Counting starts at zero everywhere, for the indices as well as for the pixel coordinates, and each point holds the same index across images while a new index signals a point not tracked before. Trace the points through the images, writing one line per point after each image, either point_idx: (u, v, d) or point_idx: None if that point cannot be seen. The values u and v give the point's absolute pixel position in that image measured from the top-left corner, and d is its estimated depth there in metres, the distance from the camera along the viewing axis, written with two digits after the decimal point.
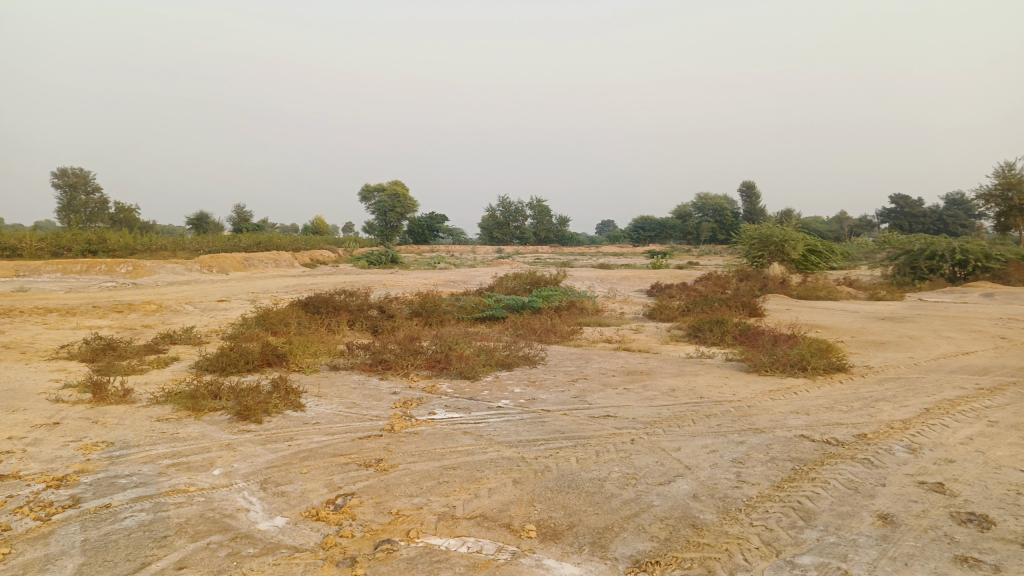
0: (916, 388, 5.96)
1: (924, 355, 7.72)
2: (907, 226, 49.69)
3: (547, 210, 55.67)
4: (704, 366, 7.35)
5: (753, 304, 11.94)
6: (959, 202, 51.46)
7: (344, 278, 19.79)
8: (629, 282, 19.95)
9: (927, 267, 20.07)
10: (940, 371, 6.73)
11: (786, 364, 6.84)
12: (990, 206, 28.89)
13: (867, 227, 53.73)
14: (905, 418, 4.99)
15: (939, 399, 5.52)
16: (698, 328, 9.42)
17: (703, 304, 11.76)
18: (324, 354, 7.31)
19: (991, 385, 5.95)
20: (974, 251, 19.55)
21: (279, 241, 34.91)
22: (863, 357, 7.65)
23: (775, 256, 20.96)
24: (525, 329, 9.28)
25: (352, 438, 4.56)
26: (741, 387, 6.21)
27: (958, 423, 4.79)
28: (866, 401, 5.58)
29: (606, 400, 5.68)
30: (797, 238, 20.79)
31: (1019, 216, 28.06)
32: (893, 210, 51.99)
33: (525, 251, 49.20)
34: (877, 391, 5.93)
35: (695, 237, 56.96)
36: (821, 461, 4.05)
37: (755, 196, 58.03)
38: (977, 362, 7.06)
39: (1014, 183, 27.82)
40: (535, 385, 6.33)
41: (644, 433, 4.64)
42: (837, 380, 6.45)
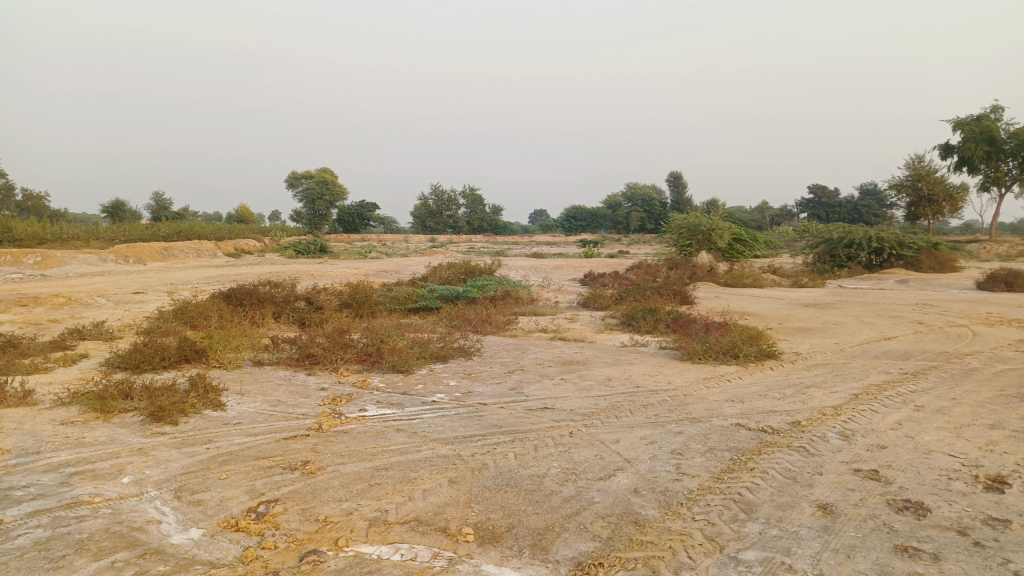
0: (843, 374, 6.08)
1: (849, 340, 7.93)
2: (825, 216, 51.75)
3: (480, 198, 55.43)
4: (639, 355, 7.34)
5: (684, 292, 12.08)
6: (873, 193, 53.87)
7: (270, 269, 19.13)
8: (562, 270, 19.99)
9: (845, 255, 20.87)
10: (865, 356, 6.90)
11: (719, 352, 6.89)
12: (901, 196, 30.30)
13: (787, 217, 55.67)
14: (835, 404, 5.07)
15: (866, 385, 5.63)
16: (632, 317, 9.44)
17: (635, 292, 11.83)
18: (247, 349, 6.95)
19: (914, 370, 6.13)
20: (888, 239, 20.42)
21: (202, 230, 33.55)
22: (791, 344, 7.80)
23: (703, 245, 21.38)
24: (458, 319, 9.09)
25: (276, 439, 4.29)
26: (676, 376, 6.20)
27: (886, 409, 4.88)
28: (797, 387, 5.65)
29: (542, 392, 5.57)
30: (724, 227, 21.26)
31: (928, 206, 29.54)
32: (812, 200, 54.03)
33: (458, 240, 48.86)
34: (807, 377, 6.02)
35: (625, 226, 57.83)
36: (758, 451, 4.04)
37: (683, 185, 59.27)
38: (898, 347, 7.28)
39: (923, 175, 29.24)
40: (470, 377, 6.16)
41: (582, 425, 4.54)
42: (769, 367, 6.53)
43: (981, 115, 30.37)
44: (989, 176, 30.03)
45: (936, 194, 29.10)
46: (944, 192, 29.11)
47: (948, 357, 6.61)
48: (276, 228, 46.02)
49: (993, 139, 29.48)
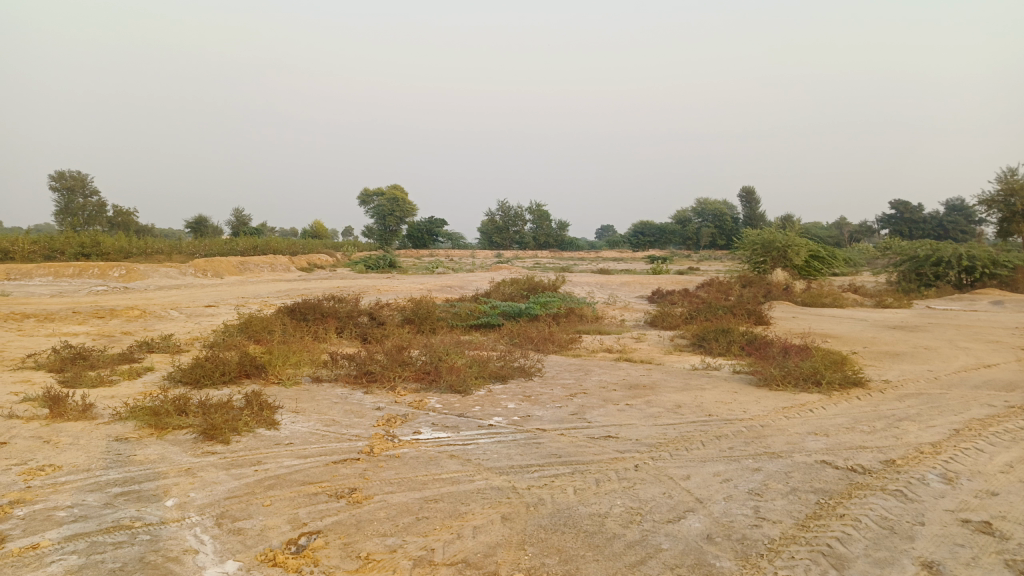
0: (941, 406, 5.51)
1: (943, 367, 7.28)
2: (907, 233, 49.40)
3: (547, 214, 55.29)
4: (710, 379, 6.91)
5: (758, 311, 11.49)
6: (960, 209, 51.07)
7: (338, 283, 19.37)
8: (629, 287, 19.51)
9: (932, 273, 19.65)
10: (964, 386, 6.28)
11: (799, 378, 6.41)
12: (991, 212, 28.48)
13: (867, 233, 53.37)
14: (933, 440, 4.55)
15: (968, 419, 5.07)
16: (702, 338, 8.98)
17: (706, 311, 11.32)
18: (306, 364, 6.87)
19: (1022, 403, 5.51)
20: (981, 257, 19.11)
21: (276, 245, 34.47)
22: (878, 370, 7.21)
23: (777, 262, 20.53)
24: (520, 337, 8.84)
25: (325, 462, 4.12)
26: (752, 403, 5.76)
27: (994, 448, 4.34)
28: (888, 420, 5.14)
29: (606, 418, 5.23)
30: (800, 243, 20.37)
31: (1022, 223, 27.68)
32: (894, 217, 51.68)
33: (525, 255, 48.82)
34: (899, 409, 5.49)
35: (694, 243, 56.60)
36: (848, 494, 3.61)
37: (755, 201, 57.65)
38: (1001, 377, 6.61)
39: (1018, 189, 27.44)
40: (530, 400, 5.88)
41: (649, 457, 4.20)
42: (854, 396, 6.01)
43: None
44: None
45: None
46: None
47: None
48: (347, 243, 47.00)
49: None
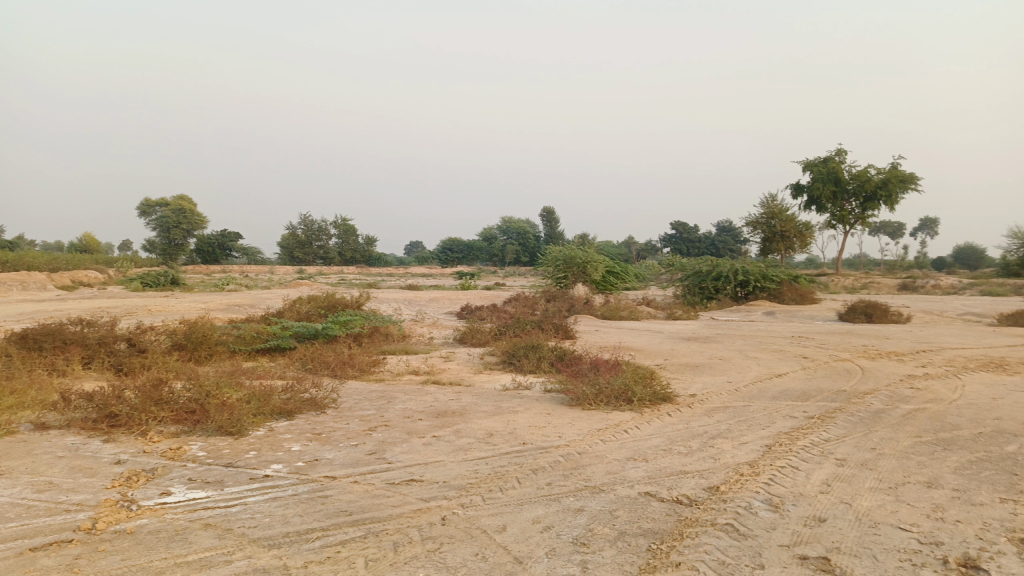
0: (748, 420, 5.44)
1: (740, 379, 7.42)
2: (686, 251, 54.09)
3: (353, 229, 53.64)
4: (522, 401, 6.43)
5: (565, 326, 11.40)
6: (728, 230, 56.98)
7: (104, 303, 16.79)
8: (437, 303, 18.97)
9: (713, 287, 21.22)
10: (764, 397, 6.35)
11: (611, 396, 6.11)
12: (756, 233, 31.67)
13: (653, 251, 57.87)
14: (751, 460, 4.35)
15: (776, 433, 4.99)
16: (512, 355, 8.56)
17: (515, 327, 11.01)
18: (30, 408, 5.42)
19: (819, 413, 5.58)
20: (753, 272, 20.96)
21: (32, 260, 29.71)
22: (684, 384, 7.17)
23: (578, 277, 21.07)
24: (315, 362, 7.84)
25: (20, 551, 3.00)
26: (567, 427, 5.33)
27: (807, 465, 4.22)
28: (703, 438, 4.92)
29: (409, 457, 4.51)
30: (599, 260, 21.10)
31: (781, 242, 31.10)
32: (675, 237, 56.41)
33: (330, 271, 46.86)
34: (710, 425, 5.34)
35: (500, 260, 57.73)
36: (680, 534, 3.20)
37: (556, 220, 60.28)
38: (793, 386, 6.82)
39: (777, 213, 30.80)
40: (320, 439, 4.99)
41: (459, 505, 3.55)
42: (666, 413, 5.81)
43: (827, 157, 32.50)
44: (834, 215, 32.17)
45: (789, 231, 30.74)
46: (795, 229, 30.81)
47: (848, 397, 6.16)
48: (125, 258, 41.93)
49: (837, 179, 31.56)
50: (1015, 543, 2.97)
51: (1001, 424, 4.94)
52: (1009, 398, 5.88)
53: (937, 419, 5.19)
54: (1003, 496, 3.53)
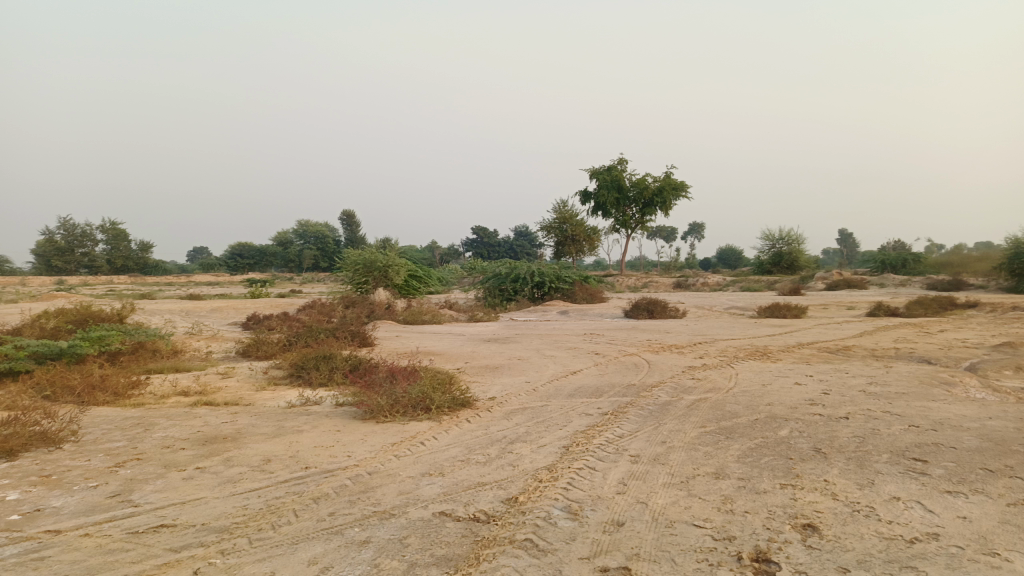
0: (546, 421, 5.32)
1: (538, 378, 7.38)
2: (486, 255, 55.13)
3: (125, 234, 48.17)
4: (310, 418, 5.83)
5: (361, 333, 10.83)
6: (525, 234, 59.15)
7: None
8: (221, 314, 17.35)
9: (512, 289, 21.60)
10: (560, 396, 6.32)
11: (407, 406, 5.71)
12: (549, 237, 32.93)
13: (454, 255, 58.54)
14: (549, 464, 4.18)
15: (572, 433, 4.89)
16: (301, 367, 7.85)
17: (306, 336, 10.21)
18: None
19: (613, 408, 5.61)
20: (549, 273, 21.69)
21: None
22: (483, 387, 6.97)
23: (378, 282, 20.38)
24: (55, 387, 6.59)
25: None
26: (357, 445, 4.85)
27: (603, 465, 4.13)
28: (502, 444, 4.69)
29: (163, 497, 3.79)
30: (399, 263, 20.64)
31: (573, 246, 32.66)
32: (475, 240, 57.43)
33: (97, 281, 41.71)
34: (509, 428, 5.13)
35: (297, 265, 55.05)
36: (476, 558, 2.90)
37: (355, 224, 58.77)
38: (588, 383, 6.87)
39: (568, 218, 32.26)
40: (49, 483, 4.07)
41: (220, 552, 2.97)
42: (465, 420, 5.53)
43: (611, 166, 34.70)
44: (619, 220, 34.43)
45: (579, 235, 32.39)
46: (584, 233, 32.54)
47: (638, 391, 6.30)
48: None
49: (620, 187, 33.80)
50: (798, 530, 3.03)
51: (772, 409, 5.26)
52: (775, 384, 6.36)
53: (719, 408, 5.43)
54: (782, 483, 3.65)
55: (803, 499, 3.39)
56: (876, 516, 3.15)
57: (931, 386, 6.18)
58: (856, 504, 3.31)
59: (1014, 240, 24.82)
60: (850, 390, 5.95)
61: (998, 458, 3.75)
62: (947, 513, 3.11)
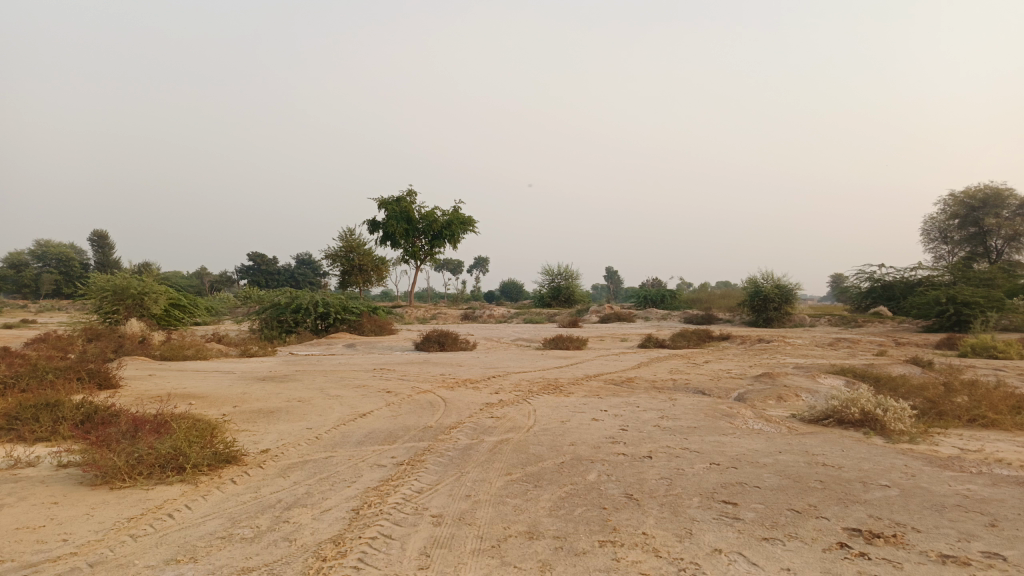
0: (331, 476, 4.59)
1: (321, 423, 6.55)
2: (264, 283, 51.66)
3: None
4: (17, 487, 4.51)
5: (103, 373, 9.12)
6: (307, 262, 56.66)
7: None
8: None
9: (292, 320, 20.09)
10: (348, 444, 5.59)
11: (154, 466, 4.66)
12: (334, 266, 31.49)
13: (228, 282, 54.38)
14: (335, 536, 3.47)
15: (362, 491, 4.20)
16: (12, 418, 6.26)
17: (27, 376, 8.34)
18: None
19: (408, 457, 5.00)
20: (333, 304, 20.57)
21: None
22: (254, 437, 6.00)
23: (132, 311, 17.88)
24: None
25: None
26: (81, 522, 3.75)
27: (401, 530, 3.52)
28: (277, 511, 3.89)
29: None
30: (159, 290, 18.33)
31: (359, 275, 31.52)
32: (251, 267, 53.76)
33: None
34: (286, 489, 4.32)
35: (33, 290, 47.59)
36: None
37: (110, 245, 52.33)
38: (378, 427, 6.20)
39: (355, 246, 31.13)
40: None
41: None
42: (229, 480, 4.61)
43: (399, 196, 34.24)
44: (407, 250, 33.96)
45: (366, 264, 31.41)
46: (371, 263, 31.61)
47: (434, 434, 5.75)
48: None
49: (409, 218, 33.42)
50: None
51: (575, 449, 4.99)
52: (574, 420, 6.16)
53: (522, 451, 5.04)
54: (600, 539, 3.30)
55: (625, 560, 3.05)
56: (703, 575, 2.88)
57: (716, 418, 6.36)
58: (680, 561, 3.03)
59: (753, 280, 28.17)
60: (646, 425, 5.91)
61: (801, 497, 3.74)
62: (771, 566, 2.94)
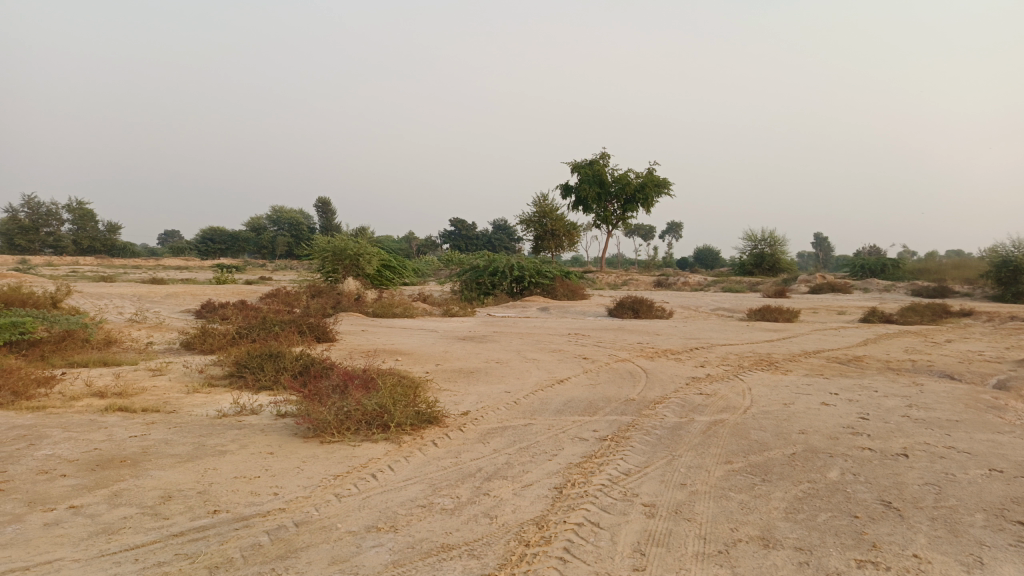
0: (532, 447, 4.31)
1: (519, 387, 6.35)
2: (463, 247, 54.00)
3: (92, 214, 46.24)
4: (240, 434, 4.74)
5: (321, 327, 9.72)
6: (504, 227, 58.27)
7: None
8: (175, 300, 16.06)
9: (489, 282, 20.53)
10: (547, 412, 5.31)
11: (360, 422, 4.67)
12: (528, 231, 31.89)
13: (431, 246, 57.56)
14: (538, 517, 3.15)
15: (565, 467, 3.86)
16: (243, 367, 6.74)
17: (257, 328, 9.07)
18: None
19: (612, 432, 4.59)
20: (528, 267, 20.68)
21: None
22: (455, 398, 5.92)
23: (348, 271, 19.22)
24: None
25: None
26: (292, 476, 3.77)
27: (611, 518, 3.12)
28: (477, 482, 3.66)
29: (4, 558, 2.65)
30: (371, 251, 19.50)
31: (552, 240, 31.65)
32: (452, 232, 56.39)
33: (62, 261, 39.76)
34: (486, 457, 4.11)
35: (270, 251, 53.68)
36: None
37: (331, 212, 57.36)
38: (579, 395, 5.86)
39: (548, 211, 31.23)
40: None
41: None
42: (430, 443, 4.50)
43: (593, 160, 33.75)
44: (600, 215, 33.51)
45: (558, 230, 31.43)
46: (564, 228, 31.56)
47: (639, 408, 5.30)
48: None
49: (602, 182, 32.86)
50: None
51: (808, 439, 4.28)
52: (799, 404, 5.39)
53: (742, 436, 4.43)
54: (858, 558, 2.67)
55: None
56: None
57: (980, 411, 5.26)
58: None
59: (999, 249, 24.36)
60: (891, 415, 5.00)
61: None
62: None
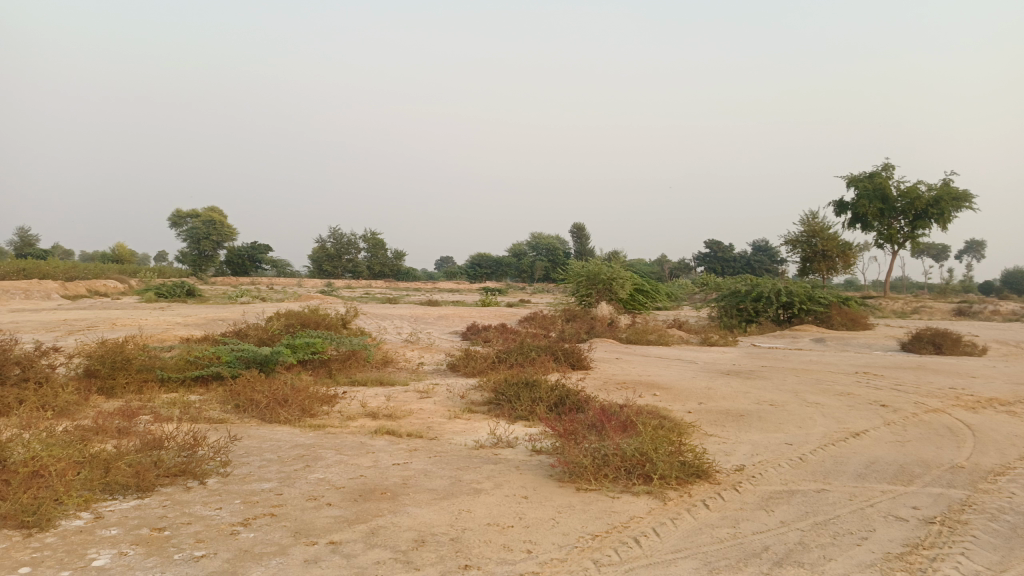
0: (830, 523, 3.49)
1: (802, 438, 5.43)
2: (720, 270, 51.67)
3: (382, 243, 52.09)
4: (496, 470, 4.54)
5: (577, 353, 9.48)
6: (765, 249, 54.67)
7: (88, 312, 15.21)
8: (445, 322, 17.10)
9: (752, 308, 19.00)
10: (843, 474, 4.38)
11: (620, 470, 4.20)
12: (795, 252, 29.29)
13: (687, 269, 55.84)
14: None
15: (880, 559, 3.01)
16: (501, 394, 6.66)
17: (516, 353, 9.10)
18: None
19: (940, 512, 3.59)
20: (798, 293, 18.74)
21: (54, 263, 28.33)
22: (726, 447, 5.20)
23: (602, 295, 19.03)
24: (245, 399, 6.04)
25: None
26: (547, 530, 3.41)
27: None
28: (765, 567, 2.97)
29: None
30: (625, 276, 19.12)
31: (823, 262, 28.73)
32: (709, 254, 54.19)
33: (357, 284, 45.22)
34: (773, 531, 3.39)
35: (529, 275, 56.07)
36: None
37: (587, 236, 58.41)
38: (883, 455, 4.81)
39: (818, 231, 28.45)
40: (166, 534, 3.10)
41: None
42: (701, 503, 3.88)
43: (873, 172, 30.12)
44: (882, 233, 29.70)
45: (831, 250, 28.42)
46: (838, 248, 28.46)
47: (971, 479, 4.15)
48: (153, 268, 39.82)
49: (884, 196, 29.13)
50: None
51: None
52: None
53: None
54: None
55: None
56: None
57: None
58: None
59: None
60: None
61: None
62: None
